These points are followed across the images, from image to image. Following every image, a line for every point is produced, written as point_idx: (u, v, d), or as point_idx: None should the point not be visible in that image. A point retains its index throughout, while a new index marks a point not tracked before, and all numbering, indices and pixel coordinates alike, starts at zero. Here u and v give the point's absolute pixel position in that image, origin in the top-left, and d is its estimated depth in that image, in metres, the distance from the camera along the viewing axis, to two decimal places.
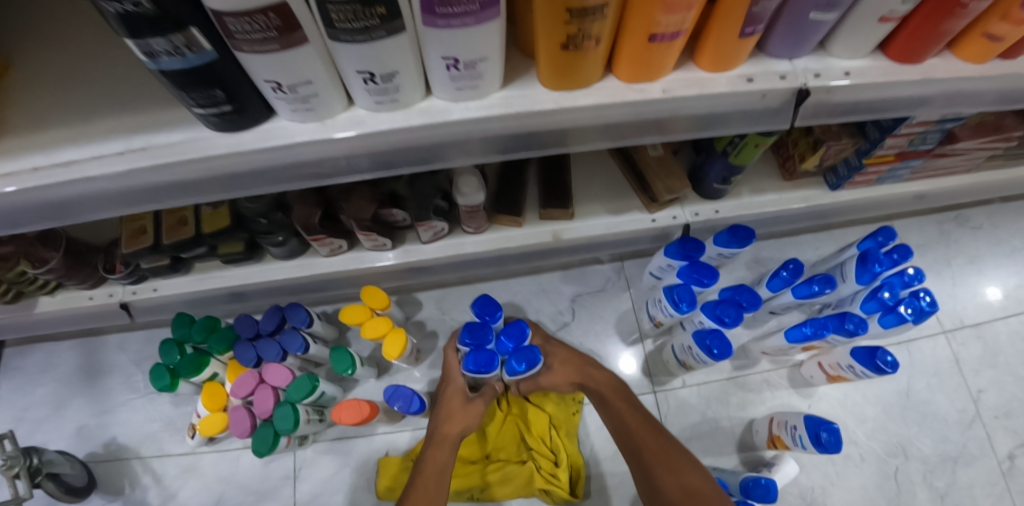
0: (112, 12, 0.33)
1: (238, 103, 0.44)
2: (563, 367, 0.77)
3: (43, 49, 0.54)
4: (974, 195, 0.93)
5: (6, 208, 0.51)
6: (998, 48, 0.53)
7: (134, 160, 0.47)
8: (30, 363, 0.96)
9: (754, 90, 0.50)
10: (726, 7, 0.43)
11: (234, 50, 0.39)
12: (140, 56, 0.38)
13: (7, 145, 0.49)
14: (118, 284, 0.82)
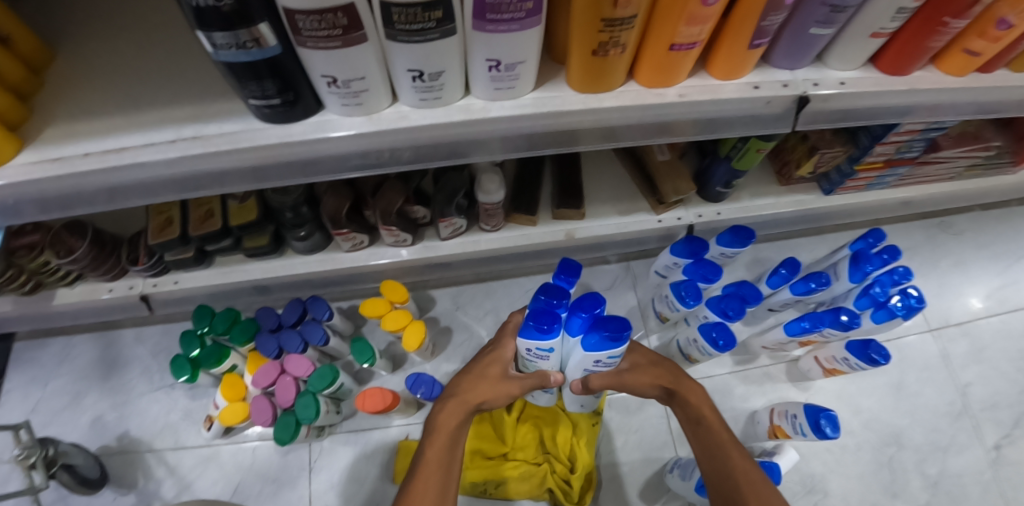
0: (193, 7, 0.37)
1: (290, 97, 0.47)
2: (651, 370, 0.69)
3: (100, 54, 0.59)
4: (957, 201, 0.99)
5: (59, 194, 0.54)
6: (976, 63, 0.59)
7: (186, 148, 0.50)
8: (46, 357, 1.00)
9: (761, 96, 0.55)
10: (739, 22, 0.48)
11: (297, 46, 0.42)
12: (206, 47, 0.41)
13: (67, 136, 0.53)
14: (139, 276, 0.84)
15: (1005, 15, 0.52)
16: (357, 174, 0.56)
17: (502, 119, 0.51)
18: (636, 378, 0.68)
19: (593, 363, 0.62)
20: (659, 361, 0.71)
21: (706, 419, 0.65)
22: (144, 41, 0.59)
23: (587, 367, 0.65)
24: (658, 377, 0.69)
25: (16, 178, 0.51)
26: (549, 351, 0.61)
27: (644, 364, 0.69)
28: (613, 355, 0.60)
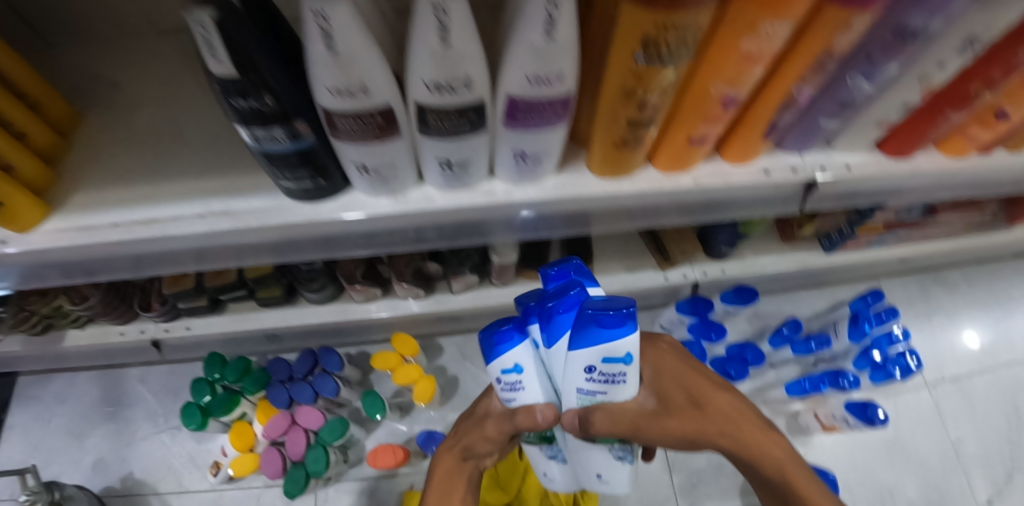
0: (239, 109, 0.38)
1: (321, 180, 0.49)
2: (688, 411, 0.47)
3: (130, 117, 0.61)
4: (953, 256, 1.02)
5: (86, 262, 0.55)
6: (972, 147, 0.64)
7: (214, 223, 0.51)
8: (51, 392, 1.02)
9: (771, 181, 0.57)
10: (755, 118, 0.50)
11: (332, 139, 0.44)
12: (246, 139, 0.43)
13: (97, 204, 0.55)
14: (150, 321, 0.84)
15: (1004, 108, 0.58)
16: (378, 248, 0.57)
17: (523, 203, 0.52)
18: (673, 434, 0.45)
19: (589, 377, 0.41)
20: (693, 385, 0.49)
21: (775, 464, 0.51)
22: (172, 108, 0.61)
23: (582, 387, 0.43)
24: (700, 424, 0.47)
25: (44, 246, 0.52)
26: (516, 371, 0.45)
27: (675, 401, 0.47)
28: (611, 351, 0.39)
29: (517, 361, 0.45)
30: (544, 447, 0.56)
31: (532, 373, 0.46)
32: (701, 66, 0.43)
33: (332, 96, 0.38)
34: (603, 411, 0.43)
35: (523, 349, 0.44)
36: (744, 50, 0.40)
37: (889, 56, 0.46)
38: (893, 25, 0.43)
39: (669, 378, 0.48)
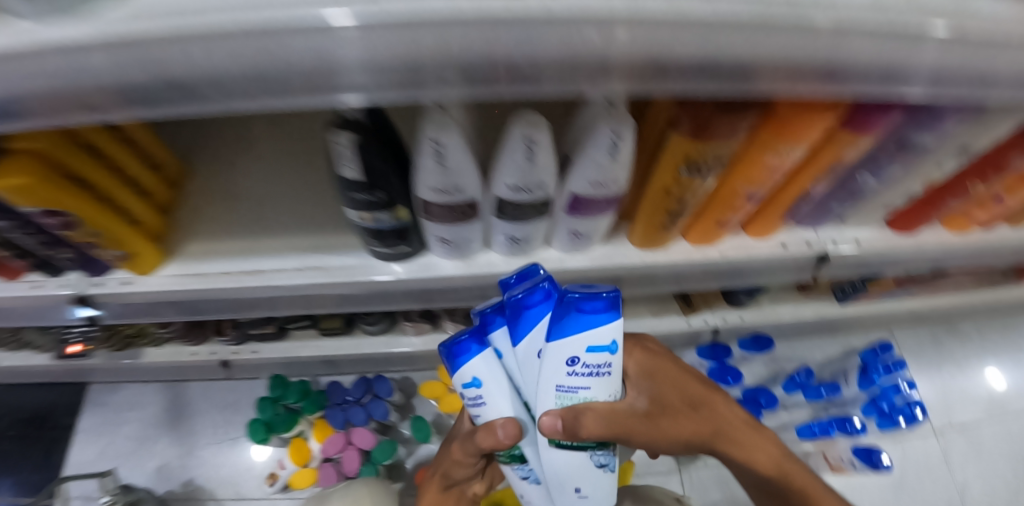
0: (354, 200, 0.47)
1: (405, 246, 0.58)
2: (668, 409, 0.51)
3: (224, 168, 0.69)
4: (965, 309, 1.08)
5: (196, 302, 0.65)
6: (972, 223, 0.72)
7: (311, 276, 0.61)
8: (120, 400, 1.12)
9: (788, 254, 0.65)
10: (776, 205, 0.58)
11: (422, 219, 0.53)
12: (351, 217, 0.52)
13: (206, 252, 0.64)
14: (220, 343, 0.93)
15: (1001, 197, 0.66)
16: (443, 301, 0.66)
17: (574, 269, 0.61)
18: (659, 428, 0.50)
19: (572, 369, 0.43)
20: (670, 379, 0.54)
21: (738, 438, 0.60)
22: (259, 156, 0.69)
23: (559, 383, 0.44)
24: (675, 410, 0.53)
25: (164, 287, 0.62)
26: (476, 386, 0.48)
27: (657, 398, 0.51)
28: (594, 339, 0.42)
29: (476, 374, 0.48)
30: (512, 466, 0.54)
31: (492, 388, 0.48)
32: (731, 174, 0.51)
33: (433, 193, 0.47)
34: (594, 413, 0.45)
35: (481, 362, 0.48)
36: (769, 163, 0.48)
37: (892, 159, 0.54)
38: (896, 138, 0.51)
39: (648, 374, 0.52)
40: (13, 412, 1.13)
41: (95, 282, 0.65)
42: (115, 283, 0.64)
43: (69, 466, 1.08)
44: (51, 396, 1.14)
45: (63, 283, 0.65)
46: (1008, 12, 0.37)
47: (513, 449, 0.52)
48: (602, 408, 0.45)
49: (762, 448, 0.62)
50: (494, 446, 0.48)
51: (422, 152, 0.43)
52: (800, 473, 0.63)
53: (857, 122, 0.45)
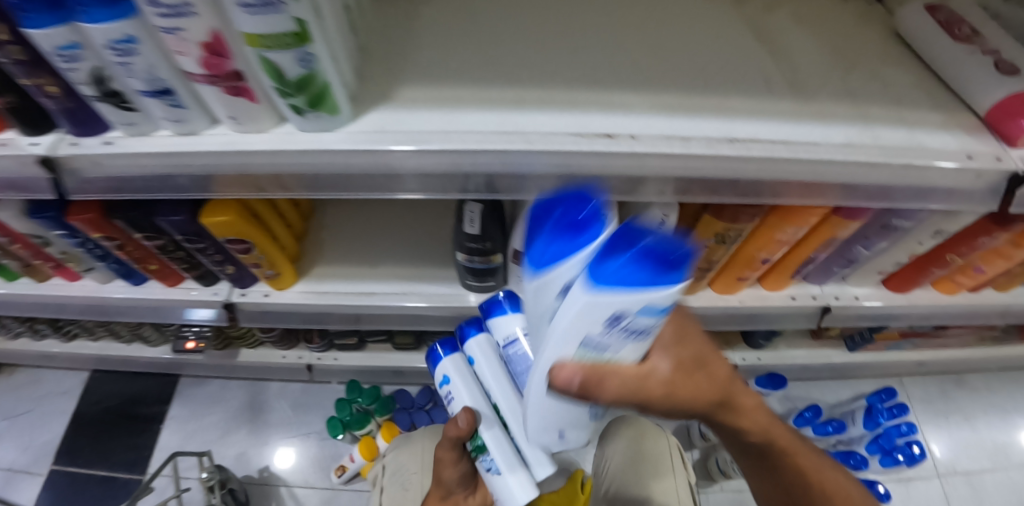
0: (467, 247, 0.68)
1: (492, 282, 0.78)
2: (693, 378, 0.45)
3: (347, 210, 0.89)
4: (971, 363, 1.18)
5: (320, 312, 0.83)
6: (961, 287, 0.83)
7: (414, 299, 0.80)
8: (205, 393, 1.28)
9: (795, 305, 0.81)
10: (781, 267, 0.76)
11: (512, 263, 0.72)
12: (458, 257, 0.72)
13: (333, 274, 0.83)
14: (307, 350, 1.11)
15: (980, 266, 0.76)
16: None
17: None
18: (681, 398, 0.44)
19: (607, 330, 0.36)
20: (695, 350, 0.47)
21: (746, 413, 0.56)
22: (374, 205, 0.90)
23: (589, 339, 0.37)
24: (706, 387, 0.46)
25: (297, 300, 0.80)
26: (447, 382, 0.77)
27: (685, 367, 0.45)
28: (649, 301, 0.34)
29: (447, 372, 0.77)
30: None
31: (459, 382, 0.77)
32: (748, 243, 0.70)
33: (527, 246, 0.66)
34: (619, 373, 0.39)
35: (451, 362, 0.78)
36: (777, 237, 0.66)
37: (878, 238, 0.69)
38: (882, 224, 0.66)
39: (675, 341, 0.46)
40: (113, 398, 1.30)
41: (242, 293, 0.84)
42: (258, 295, 0.82)
43: (158, 450, 1.23)
44: (146, 385, 1.31)
45: (215, 292, 0.84)
46: (953, 146, 0.53)
47: (479, 439, 0.74)
48: (630, 373, 0.39)
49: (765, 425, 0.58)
50: (459, 433, 0.68)
51: (528, 218, 0.62)
52: (792, 444, 0.61)
53: (845, 211, 0.62)
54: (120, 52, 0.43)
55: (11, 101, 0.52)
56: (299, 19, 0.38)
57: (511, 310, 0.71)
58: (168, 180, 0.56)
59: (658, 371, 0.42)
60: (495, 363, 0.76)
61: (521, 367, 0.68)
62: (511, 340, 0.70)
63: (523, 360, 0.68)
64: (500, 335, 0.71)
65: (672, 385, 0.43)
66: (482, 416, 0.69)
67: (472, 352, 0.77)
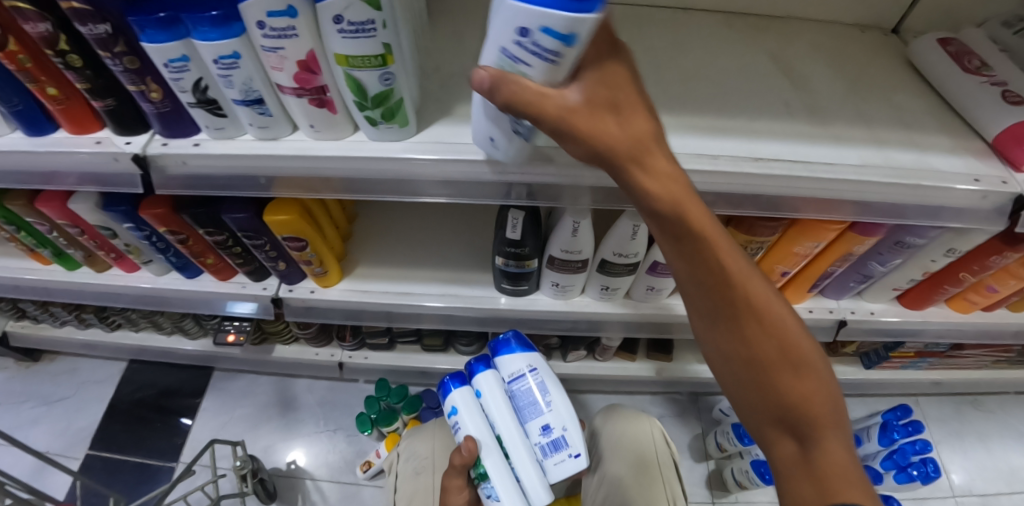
0: (507, 251, 0.75)
1: (526, 286, 0.83)
2: (608, 122, 0.41)
3: (389, 215, 0.96)
4: (987, 384, 1.20)
5: (362, 309, 0.89)
6: (974, 306, 0.85)
7: (451, 300, 0.86)
8: (237, 387, 1.33)
9: (812, 317, 0.86)
10: (798, 282, 0.81)
11: (547, 268, 0.78)
12: (497, 261, 0.78)
13: (375, 274, 0.89)
14: (339, 348, 1.17)
15: (992, 285, 0.79)
16: (541, 326, 0.90)
17: (644, 311, 0.87)
18: (576, 134, 0.41)
19: (519, 41, 0.38)
20: (633, 112, 0.41)
21: (739, 281, 0.46)
22: (414, 210, 0.96)
23: (506, 49, 0.39)
24: (620, 147, 0.41)
25: (340, 298, 0.86)
26: (455, 412, 0.76)
27: (600, 106, 0.41)
28: (550, 19, 0.35)
29: (455, 403, 0.76)
30: (481, 486, 0.73)
31: (466, 413, 0.75)
32: (767, 256, 0.75)
33: (561, 252, 0.73)
34: (519, 80, 0.39)
35: (460, 394, 0.77)
36: (795, 251, 0.71)
37: (892, 255, 0.73)
38: (895, 241, 0.70)
39: (596, 70, 0.40)
40: (148, 388, 1.34)
41: (289, 289, 0.90)
42: (305, 291, 0.89)
43: (190, 440, 1.27)
44: (180, 377, 1.36)
45: (265, 287, 0.91)
46: (959, 167, 0.57)
47: (480, 467, 0.73)
48: (532, 88, 0.39)
49: (781, 328, 0.46)
50: (463, 460, 0.72)
51: (566, 226, 0.68)
52: (823, 392, 0.45)
53: (860, 227, 0.66)
54: (224, 66, 0.50)
55: (112, 104, 0.58)
56: (387, 43, 0.46)
57: (519, 350, 0.79)
58: (245, 179, 0.62)
59: (562, 95, 0.40)
60: (502, 398, 0.76)
61: (526, 402, 0.77)
62: (517, 377, 0.78)
63: (529, 396, 0.77)
64: (505, 372, 0.79)
65: (570, 113, 0.40)
66: (487, 446, 0.73)
67: (478, 385, 0.77)
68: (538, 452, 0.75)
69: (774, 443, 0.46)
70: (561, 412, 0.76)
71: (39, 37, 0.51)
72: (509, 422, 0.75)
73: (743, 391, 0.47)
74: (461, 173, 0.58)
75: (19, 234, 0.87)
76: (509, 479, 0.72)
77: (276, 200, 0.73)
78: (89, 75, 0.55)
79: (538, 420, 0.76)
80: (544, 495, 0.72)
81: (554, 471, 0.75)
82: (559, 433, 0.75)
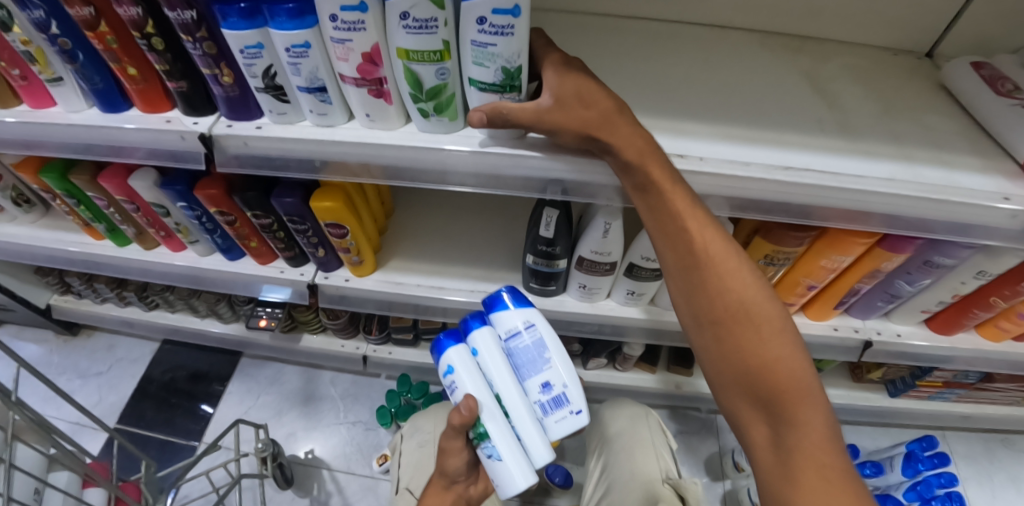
0: (539, 249, 0.77)
1: (554, 286, 0.85)
2: (579, 112, 0.52)
3: (422, 211, 1.00)
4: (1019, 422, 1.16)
5: (391, 299, 0.92)
6: (1005, 334, 0.84)
7: (479, 296, 0.88)
8: (263, 374, 1.37)
9: (837, 335, 0.86)
10: (825, 297, 0.81)
11: (575, 269, 0.80)
12: (527, 259, 0.81)
13: (408, 266, 0.92)
14: (365, 341, 1.21)
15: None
16: (566, 327, 0.92)
17: (669, 319, 0.87)
18: (558, 128, 0.52)
19: (483, 31, 0.48)
20: (598, 100, 0.52)
21: (703, 246, 0.52)
22: (446, 208, 0.99)
23: (476, 40, 0.49)
24: (592, 128, 0.51)
25: (374, 287, 0.90)
26: (449, 372, 0.56)
27: (568, 100, 0.52)
28: (496, 2, 0.45)
29: (448, 361, 0.56)
30: (479, 448, 0.56)
31: (462, 374, 0.55)
32: (795, 269, 0.75)
33: (591, 252, 0.75)
34: (502, 107, 0.52)
35: (455, 351, 0.56)
36: (823, 264, 0.71)
37: (922, 275, 0.73)
38: (924, 259, 0.70)
39: (559, 79, 0.52)
40: (178, 369, 1.39)
41: (324, 276, 0.94)
42: (339, 279, 0.92)
43: (214, 422, 1.31)
44: (208, 361, 1.40)
45: (302, 273, 0.95)
46: (990, 186, 0.58)
47: (478, 426, 0.55)
48: (513, 107, 0.52)
49: (743, 293, 0.50)
50: (463, 420, 0.53)
51: (597, 227, 0.71)
52: (790, 364, 0.48)
53: (889, 244, 0.67)
54: (294, 54, 0.54)
55: (185, 86, 0.63)
56: (446, 40, 0.51)
57: (513, 305, 0.57)
58: (299, 162, 0.66)
59: (536, 103, 0.52)
60: (501, 356, 0.56)
61: (525, 357, 0.56)
62: (513, 334, 0.56)
63: (528, 351, 0.56)
64: (500, 328, 0.57)
65: (544, 112, 0.52)
66: (485, 408, 0.55)
67: (473, 342, 0.56)
68: (537, 411, 0.56)
69: (749, 424, 0.49)
70: (564, 366, 0.56)
71: (130, 21, 0.56)
72: (506, 381, 0.55)
73: (715, 361, 0.51)
74: (502, 165, 0.60)
75: (78, 208, 0.93)
76: (510, 441, 0.55)
77: (322, 186, 0.76)
78: (169, 58, 0.60)
79: (537, 377, 0.56)
80: (547, 456, 0.56)
81: (554, 431, 0.57)
82: (560, 389, 0.56)
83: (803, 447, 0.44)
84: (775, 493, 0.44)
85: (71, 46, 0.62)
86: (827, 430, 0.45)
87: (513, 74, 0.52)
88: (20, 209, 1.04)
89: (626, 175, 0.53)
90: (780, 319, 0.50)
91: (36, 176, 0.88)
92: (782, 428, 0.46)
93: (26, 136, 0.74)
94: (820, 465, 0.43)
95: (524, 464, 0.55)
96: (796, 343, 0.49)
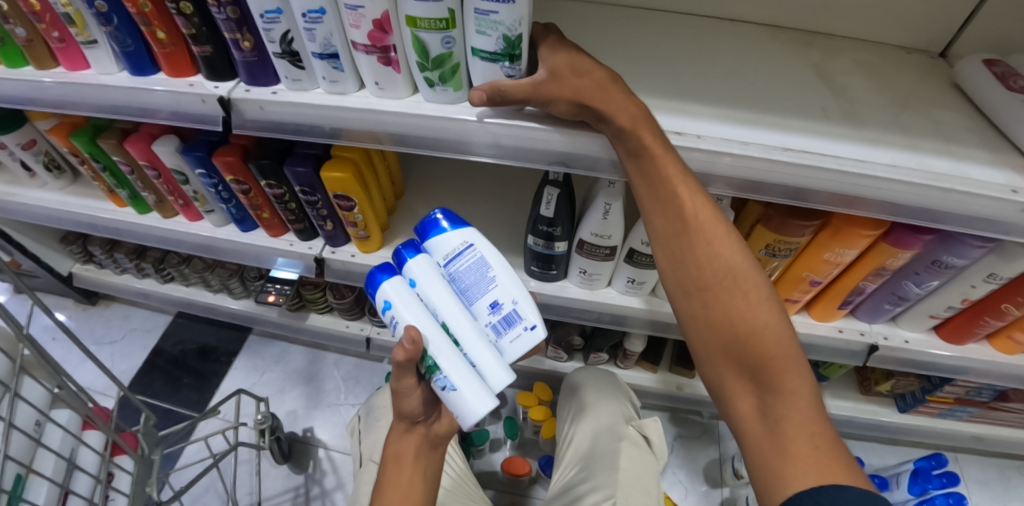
0: (540, 230, 0.78)
1: (555, 271, 0.86)
2: (573, 82, 0.53)
3: (431, 194, 1.02)
4: None
5: None
6: (1020, 348, 0.81)
7: None
8: (269, 353, 1.39)
9: (842, 337, 0.85)
10: (829, 296, 0.80)
11: (575, 253, 0.81)
12: (528, 241, 0.82)
13: None
14: (369, 323, 1.23)
15: None
16: (565, 316, 0.92)
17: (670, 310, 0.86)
18: (554, 99, 0.53)
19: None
20: (593, 71, 0.53)
21: (694, 212, 0.52)
22: (456, 191, 1.01)
23: (479, 8, 0.50)
24: (587, 98, 0.52)
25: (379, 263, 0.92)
26: (390, 308, 0.57)
27: (562, 71, 0.53)
28: None
29: (386, 296, 0.57)
30: (433, 381, 0.56)
31: (402, 308, 0.56)
32: (797, 262, 0.74)
33: (590, 236, 0.75)
34: (496, 86, 0.54)
35: (391, 286, 0.57)
36: (826, 257, 0.70)
37: (929, 275, 0.71)
38: (932, 259, 0.69)
39: (552, 54, 0.54)
40: (187, 343, 1.42)
41: (331, 251, 0.96)
42: (347, 254, 0.94)
43: (219, 395, 1.33)
44: (217, 337, 1.43)
45: (311, 247, 0.97)
46: (996, 178, 0.57)
47: (428, 359, 0.56)
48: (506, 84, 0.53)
49: (730, 261, 0.51)
50: (407, 356, 0.53)
51: (598, 208, 0.71)
52: (778, 331, 0.48)
53: (893, 238, 0.66)
54: (310, 19, 0.57)
55: (208, 51, 0.66)
56: (452, 9, 0.52)
57: (450, 228, 0.57)
58: (310, 128, 0.68)
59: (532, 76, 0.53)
60: (444, 284, 0.57)
61: (469, 282, 0.56)
62: (453, 259, 0.57)
63: (470, 275, 0.56)
64: (438, 255, 0.58)
65: (539, 83, 0.53)
66: (431, 338, 0.55)
67: (411, 274, 0.57)
68: (489, 333, 0.57)
69: (735, 394, 0.49)
70: (510, 284, 0.56)
71: None
72: (449, 308, 0.56)
73: (700, 329, 0.52)
74: (504, 136, 0.61)
75: (104, 173, 0.97)
76: (464, 369, 0.55)
77: (333, 157, 0.79)
78: (196, 22, 0.63)
79: (484, 298, 0.56)
80: (504, 378, 0.56)
81: (510, 352, 0.57)
82: (509, 307, 0.56)
83: (791, 415, 0.45)
84: (763, 461, 0.45)
85: (106, 10, 0.66)
86: (811, 398, 0.46)
87: (514, 43, 0.53)
88: (51, 175, 1.08)
89: (619, 142, 0.54)
90: (765, 287, 0.50)
91: (66, 139, 0.93)
92: (769, 395, 0.46)
93: (58, 96, 0.78)
94: (811, 432, 0.43)
95: (479, 389, 0.55)
96: (782, 312, 0.49)
